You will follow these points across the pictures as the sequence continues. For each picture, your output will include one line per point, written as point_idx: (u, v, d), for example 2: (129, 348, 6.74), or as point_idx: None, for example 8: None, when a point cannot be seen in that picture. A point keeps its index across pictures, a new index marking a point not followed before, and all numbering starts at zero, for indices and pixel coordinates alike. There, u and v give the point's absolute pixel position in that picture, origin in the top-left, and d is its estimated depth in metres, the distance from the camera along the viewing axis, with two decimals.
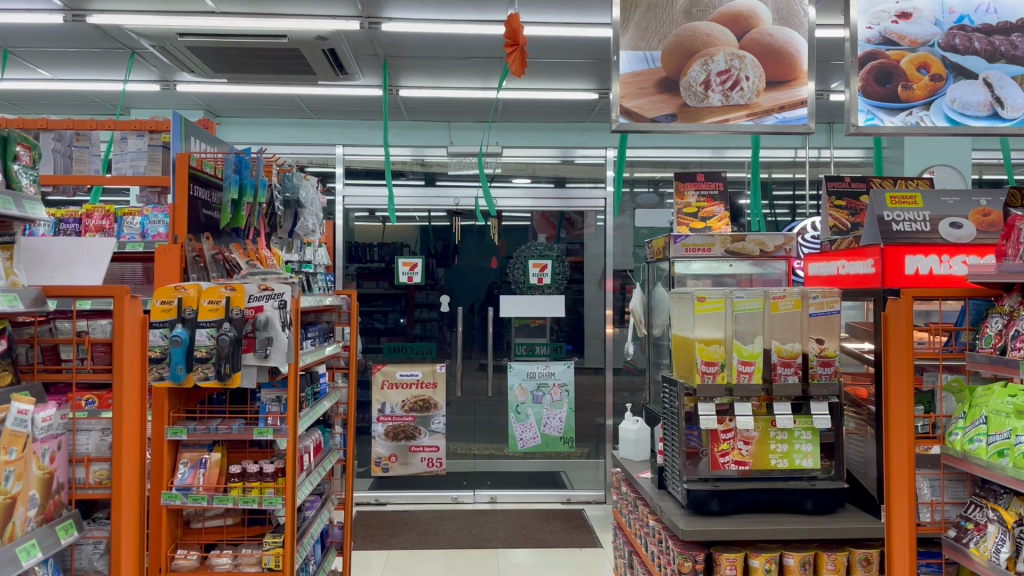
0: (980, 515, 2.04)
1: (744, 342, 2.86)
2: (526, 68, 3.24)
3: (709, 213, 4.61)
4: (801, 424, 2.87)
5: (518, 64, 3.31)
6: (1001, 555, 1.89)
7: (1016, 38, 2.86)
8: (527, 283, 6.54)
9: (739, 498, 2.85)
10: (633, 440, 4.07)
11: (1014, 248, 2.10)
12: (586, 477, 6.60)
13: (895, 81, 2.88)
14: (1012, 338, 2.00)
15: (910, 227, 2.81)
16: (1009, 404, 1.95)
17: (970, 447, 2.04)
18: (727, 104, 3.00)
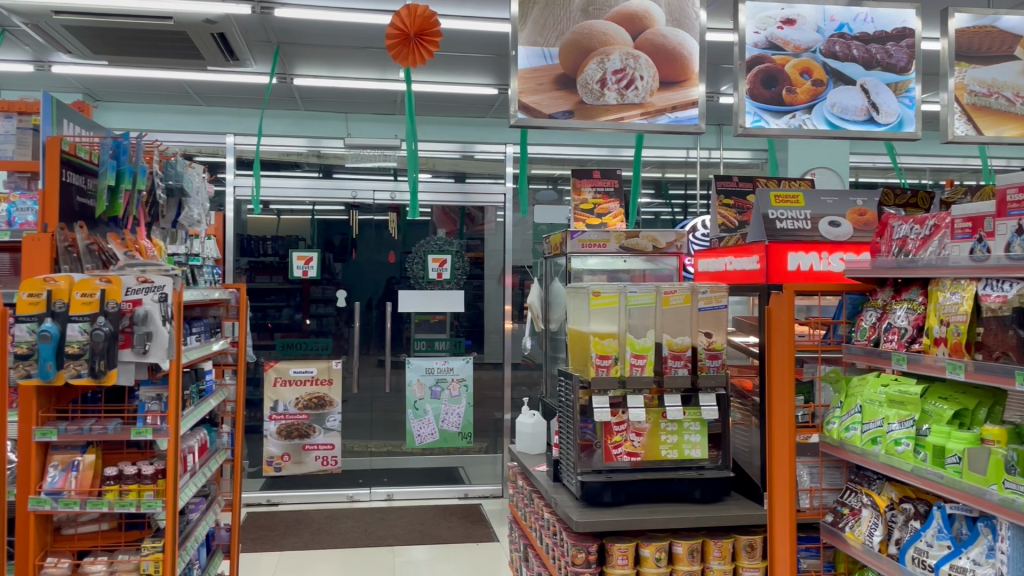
0: (855, 500, 2.12)
1: (637, 336, 2.93)
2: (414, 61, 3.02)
3: (605, 210, 4.70)
4: (691, 415, 2.94)
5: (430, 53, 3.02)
6: (874, 538, 1.97)
7: (890, 47, 3.22)
8: (425, 278, 6.48)
9: (631, 489, 2.91)
10: (529, 434, 4.11)
11: (887, 244, 2.18)
12: (483, 471, 6.59)
13: (779, 85, 3.15)
14: (885, 331, 2.10)
15: (793, 225, 2.97)
16: (882, 393, 2.04)
17: (846, 435, 2.13)
18: (622, 102, 3.07)
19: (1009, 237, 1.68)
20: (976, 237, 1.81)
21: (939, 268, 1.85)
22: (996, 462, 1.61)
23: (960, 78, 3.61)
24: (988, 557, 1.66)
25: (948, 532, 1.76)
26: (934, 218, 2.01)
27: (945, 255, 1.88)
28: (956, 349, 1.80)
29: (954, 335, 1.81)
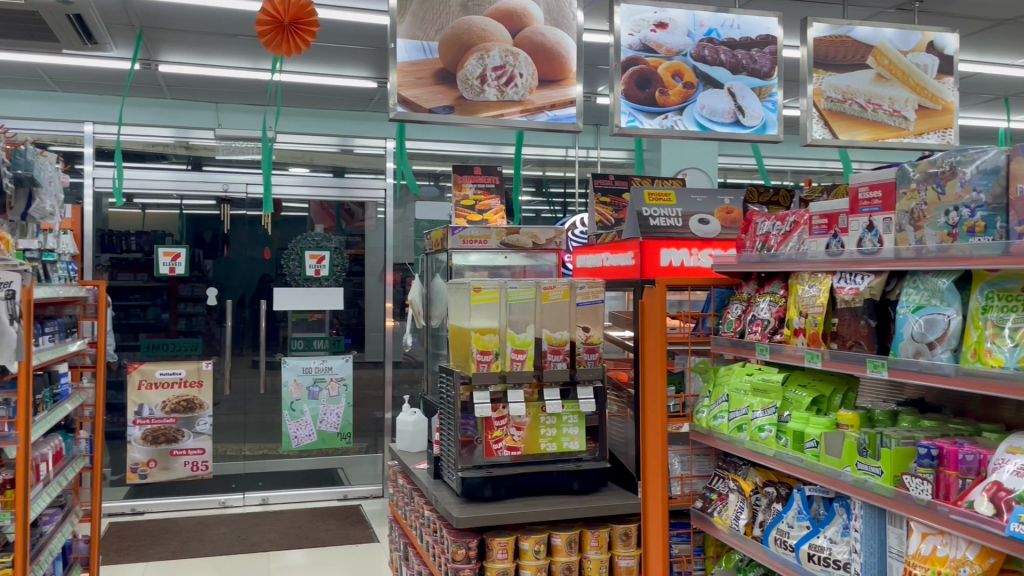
0: (723, 486, 2.20)
1: (517, 331, 2.96)
2: (292, 53, 2.93)
3: (486, 206, 4.72)
4: (569, 408, 2.99)
5: (307, 45, 2.90)
6: (740, 521, 2.05)
7: (753, 53, 3.64)
8: (302, 275, 6.31)
9: (512, 482, 2.95)
10: (410, 432, 4.08)
11: (751, 240, 2.27)
12: (363, 472, 6.49)
13: (652, 87, 3.50)
14: (749, 323, 2.19)
15: (665, 222, 3.08)
16: (747, 381, 2.13)
17: (714, 423, 2.21)
18: (501, 99, 3.28)
19: (861, 234, 1.79)
20: (831, 233, 1.91)
21: (798, 262, 1.96)
22: (849, 445, 1.71)
23: (818, 84, 3.84)
24: (843, 536, 1.74)
25: (807, 513, 1.85)
26: (793, 215, 2.11)
27: (804, 250, 1.98)
28: (814, 339, 1.90)
29: (812, 326, 1.91)
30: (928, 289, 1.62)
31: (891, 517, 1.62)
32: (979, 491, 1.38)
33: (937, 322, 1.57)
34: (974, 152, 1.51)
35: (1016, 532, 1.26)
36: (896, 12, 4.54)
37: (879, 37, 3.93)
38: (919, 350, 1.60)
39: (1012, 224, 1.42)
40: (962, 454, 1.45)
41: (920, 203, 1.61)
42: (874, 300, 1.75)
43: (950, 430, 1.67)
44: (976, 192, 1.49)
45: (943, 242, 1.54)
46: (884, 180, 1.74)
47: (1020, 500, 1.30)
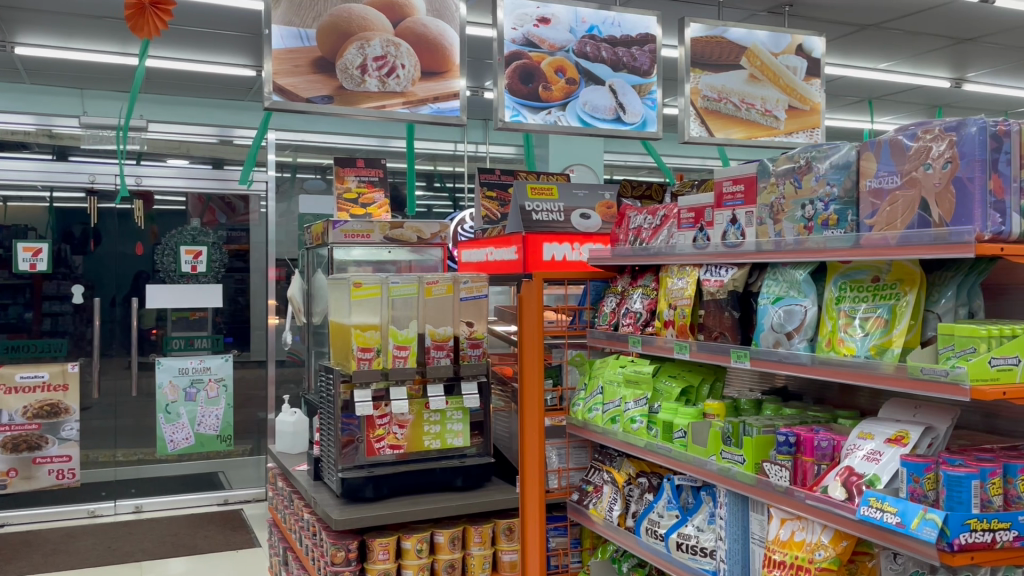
0: (598, 478, 2.21)
1: (399, 327, 2.89)
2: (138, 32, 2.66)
3: (369, 199, 4.62)
4: (453, 404, 2.95)
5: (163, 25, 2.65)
6: (614, 512, 2.06)
7: (634, 51, 3.71)
8: (177, 271, 6.01)
9: (394, 482, 2.90)
10: (289, 434, 3.95)
11: (625, 234, 2.29)
12: (245, 475, 6.27)
13: (536, 82, 3.52)
14: (623, 316, 2.22)
15: (548, 216, 3.09)
16: (620, 373, 2.16)
17: (589, 416, 2.22)
18: (383, 90, 3.35)
19: (725, 227, 1.83)
20: (698, 227, 1.95)
21: (667, 255, 1.99)
22: (714, 435, 1.74)
23: (695, 84, 3.94)
24: (710, 523, 1.78)
25: (676, 502, 1.88)
26: (663, 209, 2.14)
27: (673, 243, 2.02)
28: (682, 331, 1.94)
29: (680, 317, 1.95)
30: (786, 281, 1.68)
31: (754, 504, 1.65)
32: (832, 477, 1.43)
33: (795, 313, 1.62)
34: (828, 148, 1.55)
35: (865, 517, 1.30)
36: (768, 15, 4.71)
37: (752, 39, 4.06)
38: (778, 340, 1.64)
39: (862, 217, 1.46)
40: (818, 441, 1.49)
41: (779, 197, 1.66)
42: (737, 292, 1.79)
43: (808, 417, 1.72)
44: (830, 187, 1.52)
45: (800, 235, 1.59)
46: (746, 175, 1.79)
47: (869, 485, 1.35)
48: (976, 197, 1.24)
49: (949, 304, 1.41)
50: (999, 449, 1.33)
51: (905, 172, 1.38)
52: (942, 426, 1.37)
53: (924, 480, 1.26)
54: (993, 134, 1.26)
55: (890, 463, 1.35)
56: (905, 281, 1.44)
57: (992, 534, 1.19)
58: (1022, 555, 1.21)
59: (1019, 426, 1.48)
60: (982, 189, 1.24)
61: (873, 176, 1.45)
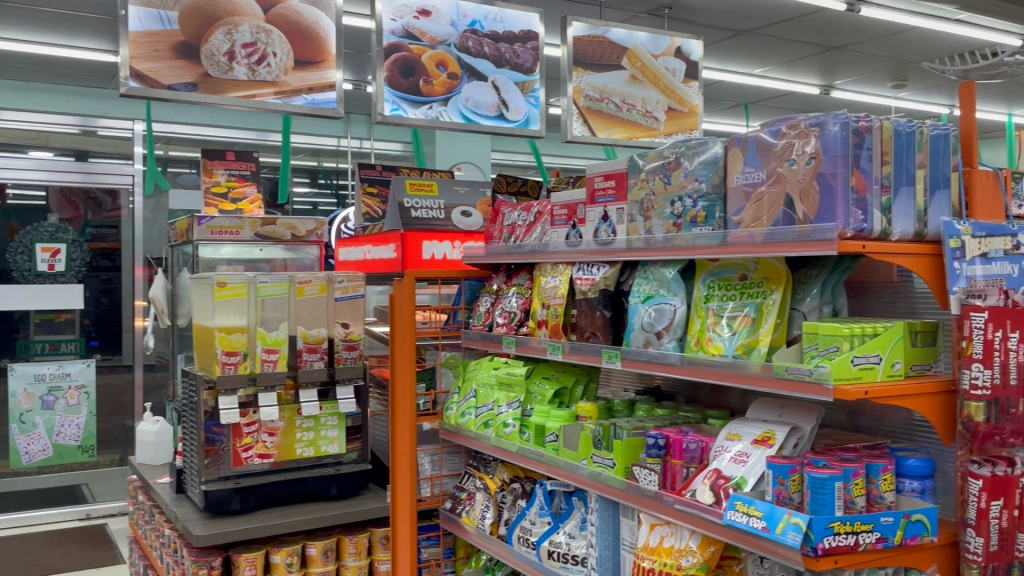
0: (470, 484, 2.13)
1: (268, 330, 2.70)
2: None
3: (240, 194, 4.44)
4: (328, 410, 2.82)
5: None
6: (487, 520, 1.98)
7: (517, 47, 3.64)
8: (32, 271, 5.50)
9: (261, 493, 2.72)
10: (151, 443, 3.68)
11: (499, 231, 2.22)
12: (111, 488, 5.78)
13: (416, 75, 3.41)
14: (496, 317, 2.14)
15: (427, 213, 3.00)
16: (493, 376, 2.08)
17: (462, 420, 2.13)
18: (253, 78, 3.17)
19: (597, 224, 1.78)
20: (570, 224, 1.89)
21: (541, 254, 1.93)
22: (585, 438, 1.69)
23: (577, 83, 3.92)
24: (581, 530, 1.72)
25: (548, 508, 1.81)
26: (537, 205, 2.07)
27: (546, 240, 1.96)
28: (555, 331, 1.88)
29: (552, 317, 1.89)
30: (656, 279, 1.64)
31: (623, 509, 1.61)
32: (700, 480, 1.39)
33: (664, 312, 1.58)
34: (696, 144, 1.51)
35: (731, 521, 1.27)
36: (648, 17, 4.76)
37: (633, 40, 4.06)
38: (648, 340, 1.60)
39: (730, 214, 1.44)
40: (686, 443, 1.45)
41: (650, 193, 1.62)
42: (609, 291, 1.75)
43: (679, 418, 1.69)
44: (698, 183, 1.49)
45: (669, 232, 1.55)
46: (617, 170, 1.74)
47: (736, 488, 1.32)
48: (838, 194, 1.22)
49: (814, 302, 1.39)
50: (861, 449, 1.32)
51: (771, 169, 1.35)
52: (807, 426, 1.35)
53: (789, 482, 1.23)
54: (855, 130, 1.23)
55: (756, 465, 1.33)
56: (771, 280, 1.41)
57: (855, 536, 1.17)
58: (884, 556, 1.20)
59: (881, 423, 1.48)
60: (844, 186, 1.22)
61: (739, 173, 1.42)
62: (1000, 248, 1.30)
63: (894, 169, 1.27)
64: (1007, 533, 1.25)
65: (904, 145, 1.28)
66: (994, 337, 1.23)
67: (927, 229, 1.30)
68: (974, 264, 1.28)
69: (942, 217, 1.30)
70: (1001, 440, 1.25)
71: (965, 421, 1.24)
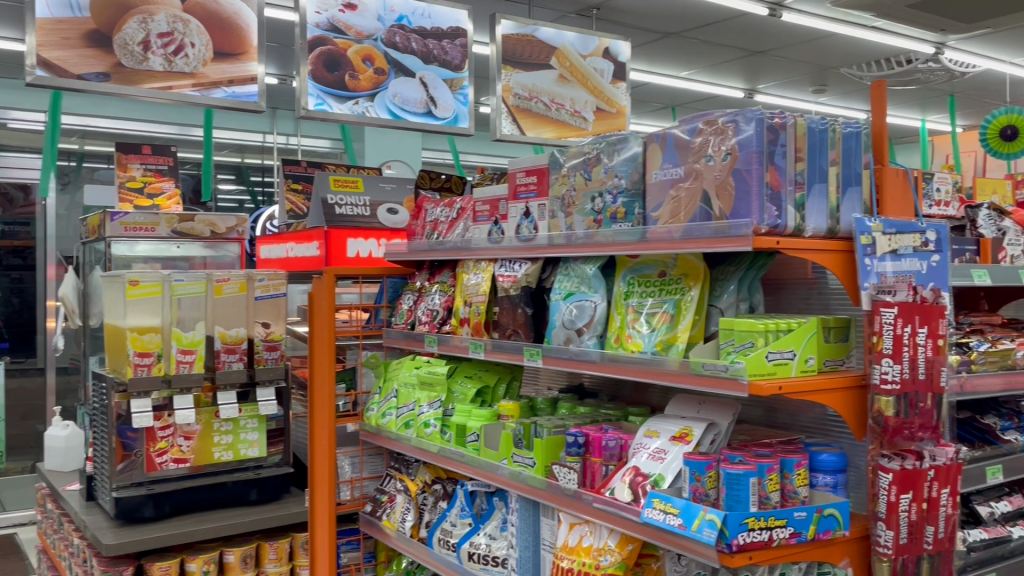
0: (391, 487, 2.08)
1: (184, 330, 2.59)
2: None
3: (157, 189, 4.28)
4: (247, 412, 2.71)
5: None
6: (407, 523, 1.93)
7: (445, 44, 3.60)
8: None
9: (176, 499, 2.63)
10: (61, 450, 3.51)
11: (421, 227, 2.18)
12: (21, 496, 5.40)
13: (342, 70, 3.34)
14: (418, 315, 2.10)
15: (351, 211, 2.93)
16: (415, 375, 2.04)
17: (382, 421, 2.09)
18: (170, 70, 3.05)
19: (518, 220, 1.76)
20: (492, 220, 1.87)
21: (463, 250, 1.90)
22: (506, 437, 1.67)
23: (506, 81, 3.90)
24: (501, 531, 1.69)
25: (469, 509, 1.78)
26: (460, 202, 2.04)
27: (468, 237, 1.93)
28: (477, 329, 1.85)
29: (475, 315, 1.86)
30: (577, 276, 1.62)
31: (544, 509, 1.59)
32: (618, 478, 1.38)
33: (585, 308, 1.57)
34: (616, 140, 1.50)
35: (648, 519, 1.27)
36: (577, 17, 4.78)
37: (561, 40, 4.06)
38: (569, 337, 1.59)
39: (649, 210, 1.43)
40: (606, 441, 1.43)
41: (570, 189, 1.60)
42: (530, 288, 1.73)
43: (600, 416, 1.68)
44: (618, 178, 1.48)
45: (590, 228, 1.54)
46: (538, 166, 1.72)
47: (654, 485, 1.30)
48: (753, 190, 1.22)
49: (731, 298, 1.40)
50: (776, 444, 1.33)
51: (688, 165, 1.34)
52: (723, 422, 1.36)
53: (705, 479, 1.23)
54: (769, 127, 1.24)
55: (674, 462, 1.31)
56: (689, 276, 1.41)
57: (769, 532, 1.17)
58: (797, 551, 1.21)
59: (796, 419, 1.49)
60: (759, 181, 1.22)
61: (658, 169, 1.41)
62: (909, 245, 1.33)
63: (807, 166, 1.28)
64: (916, 526, 1.27)
65: (817, 142, 1.29)
66: (903, 332, 1.26)
67: (839, 226, 1.31)
68: (884, 260, 1.30)
69: (853, 214, 1.32)
70: (910, 433, 1.29)
71: (876, 416, 1.27)
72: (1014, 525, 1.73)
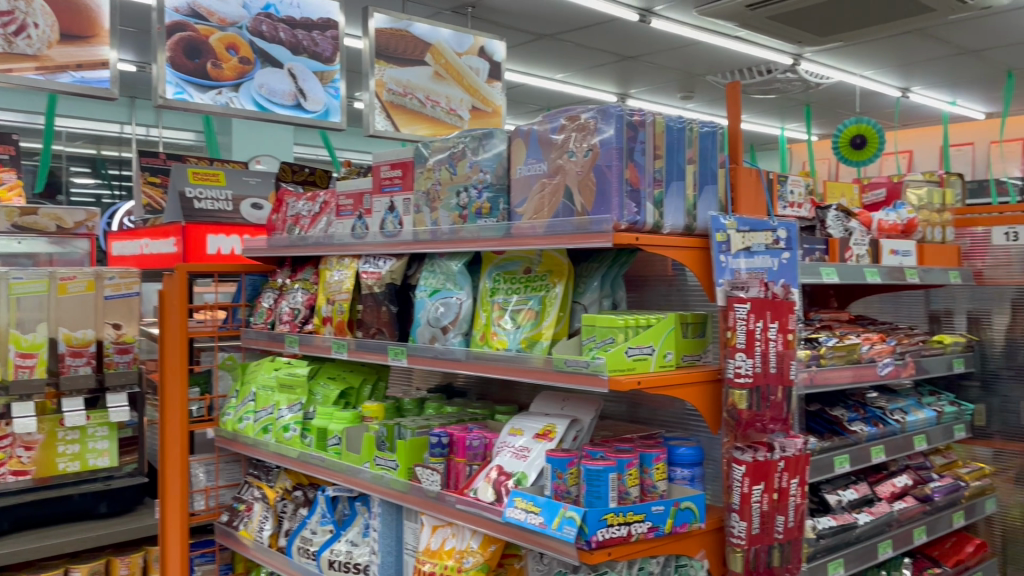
0: (249, 495, 1.99)
1: (23, 331, 2.39)
2: None
3: None
4: (96, 419, 2.51)
5: None
6: (264, 533, 1.85)
7: (315, 35, 3.48)
8: None
9: (14, 515, 2.43)
10: None
11: (282, 222, 2.09)
12: None
13: (203, 57, 3.17)
14: (279, 314, 2.01)
15: (212, 205, 2.78)
16: (274, 377, 1.95)
17: (239, 426, 2.00)
18: (10, 51, 2.83)
19: (383, 215, 1.70)
20: (356, 214, 1.80)
21: (325, 246, 1.83)
22: (368, 440, 1.61)
23: (379, 76, 3.82)
24: (363, 537, 1.63)
25: (331, 516, 1.72)
26: (323, 195, 1.96)
27: (331, 233, 1.86)
28: (340, 329, 1.79)
29: (337, 314, 1.79)
30: (443, 273, 1.59)
31: (406, 512, 1.55)
32: (482, 478, 1.35)
33: (451, 306, 1.53)
34: (481, 135, 1.48)
35: (510, 519, 1.24)
36: (452, 14, 4.76)
37: (436, 36, 4.01)
38: (434, 335, 1.55)
39: (513, 205, 1.41)
40: (469, 440, 1.40)
41: (435, 183, 1.56)
42: (395, 285, 1.68)
43: (466, 415, 1.65)
44: (483, 173, 1.45)
45: (455, 224, 1.50)
46: (402, 159, 1.68)
47: (516, 484, 1.29)
48: (613, 187, 1.22)
49: (594, 295, 1.40)
50: (636, 439, 1.34)
51: (551, 160, 1.33)
52: (586, 418, 1.36)
53: (566, 475, 1.22)
54: (628, 124, 1.24)
55: (536, 459, 1.30)
56: (554, 272, 1.40)
57: (627, 527, 1.17)
58: (654, 545, 1.22)
59: (656, 413, 1.52)
60: (619, 178, 1.22)
61: (523, 164, 1.40)
62: (762, 242, 1.37)
63: (665, 163, 1.29)
64: (767, 516, 1.31)
65: (675, 140, 1.31)
66: (755, 327, 1.30)
67: (696, 223, 1.33)
68: (737, 257, 1.33)
69: (709, 211, 1.34)
70: (762, 426, 1.33)
71: (730, 409, 1.29)
72: (860, 511, 1.82)
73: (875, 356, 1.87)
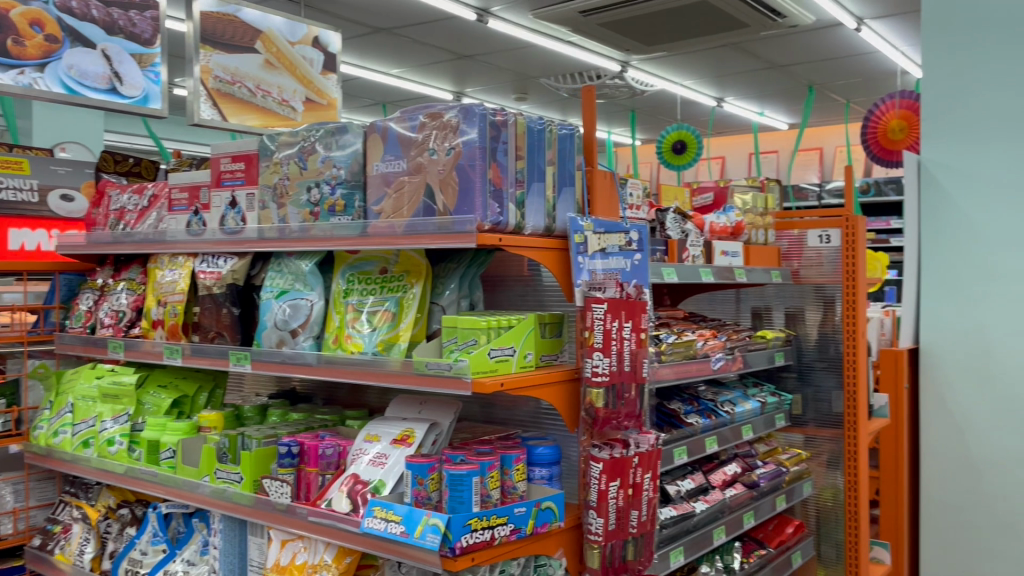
0: (65, 516, 1.80)
1: None
2: None
3: None
4: None
5: None
6: (85, 556, 1.68)
7: (133, 15, 3.19)
8: None
9: None
10: None
11: (103, 216, 1.92)
12: None
13: (3, 34, 2.89)
14: (100, 317, 1.84)
15: (13, 196, 2.40)
16: (95, 387, 1.78)
17: (54, 441, 1.80)
18: None
19: (223, 210, 1.60)
20: (191, 210, 1.68)
21: (155, 242, 1.69)
22: (207, 452, 1.50)
23: (205, 62, 3.58)
24: (202, 555, 1.53)
25: (163, 534, 1.59)
26: (152, 188, 1.82)
27: (162, 228, 1.72)
28: (173, 333, 1.66)
29: (170, 316, 1.66)
30: (291, 273, 1.50)
31: (250, 527, 1.46)
32: (336, 488, 1.30)
33: (299, 308, 1.46)
34: (334, 130, 1.41)
35: (368, 529, 1.19)
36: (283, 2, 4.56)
37: (267, 23, 3.85)
38: (282, 339, 1.47)
39: (370, 203, 1.36)
40: (322, 449, 1.34)
41: (283, 178, 1.48)
42: (237, 286, 1.57)
43: (315, 421, 1.57)
44: (336, 169, 1.39)
45: (305, 221, 1.43)
46: (245, 151, 1.58)
47: (374, 492, 1.24)
48: (476, 186, 1.20)
49: (452, 296, 1.38)
50: (496, 441, 1.33)
51: (410, 158, 1.30)
52: (445, 422, 1.34)
53: (428, 481, 1.19)
54: (491, 123, 1.22)
55: (395, 466, 1.27)
56: (411, 273, 1.37)
57: (490, 530, 1.16)
58: (516, 546, 1.22)
59: (512, 413, 1.51)
60: (482, 178, 1.21)
61: (379, 161, 1.35)
62: (616, 244, 1.39)
63: (526, 164, 1.29)
64: (623, 512, 1.33)
65: (536, 142, 1.31)
66: (612, 326, 1.32)
67: (555, 224, 1.34)
68: (594, 258, 1.36)
69: (567, 213, 1.35)
70: (617, 423, 1.36)
71: (588, 407, 1.32)
72: (696, 500, 1.90)
73: (709, 351, 1.96)
